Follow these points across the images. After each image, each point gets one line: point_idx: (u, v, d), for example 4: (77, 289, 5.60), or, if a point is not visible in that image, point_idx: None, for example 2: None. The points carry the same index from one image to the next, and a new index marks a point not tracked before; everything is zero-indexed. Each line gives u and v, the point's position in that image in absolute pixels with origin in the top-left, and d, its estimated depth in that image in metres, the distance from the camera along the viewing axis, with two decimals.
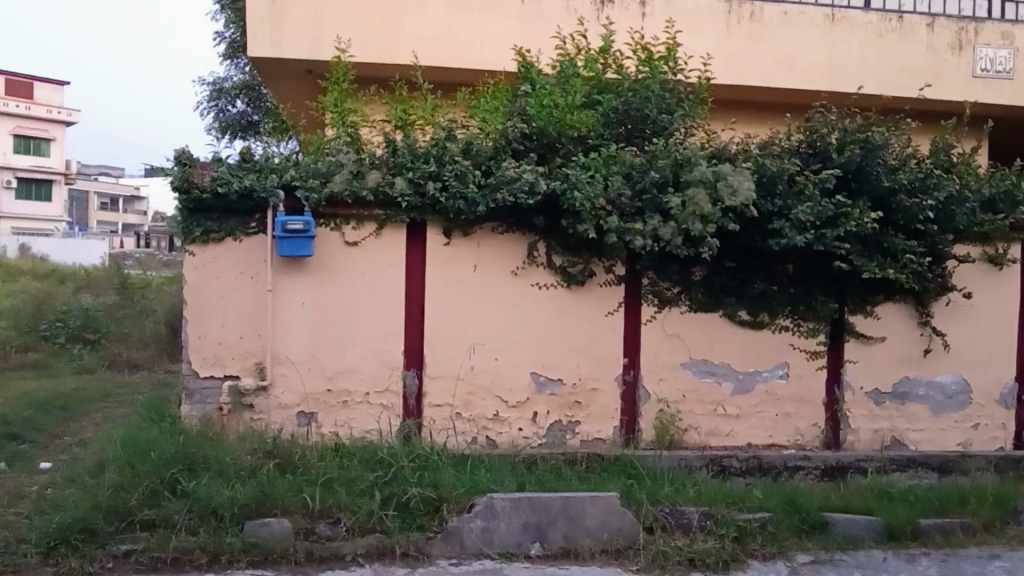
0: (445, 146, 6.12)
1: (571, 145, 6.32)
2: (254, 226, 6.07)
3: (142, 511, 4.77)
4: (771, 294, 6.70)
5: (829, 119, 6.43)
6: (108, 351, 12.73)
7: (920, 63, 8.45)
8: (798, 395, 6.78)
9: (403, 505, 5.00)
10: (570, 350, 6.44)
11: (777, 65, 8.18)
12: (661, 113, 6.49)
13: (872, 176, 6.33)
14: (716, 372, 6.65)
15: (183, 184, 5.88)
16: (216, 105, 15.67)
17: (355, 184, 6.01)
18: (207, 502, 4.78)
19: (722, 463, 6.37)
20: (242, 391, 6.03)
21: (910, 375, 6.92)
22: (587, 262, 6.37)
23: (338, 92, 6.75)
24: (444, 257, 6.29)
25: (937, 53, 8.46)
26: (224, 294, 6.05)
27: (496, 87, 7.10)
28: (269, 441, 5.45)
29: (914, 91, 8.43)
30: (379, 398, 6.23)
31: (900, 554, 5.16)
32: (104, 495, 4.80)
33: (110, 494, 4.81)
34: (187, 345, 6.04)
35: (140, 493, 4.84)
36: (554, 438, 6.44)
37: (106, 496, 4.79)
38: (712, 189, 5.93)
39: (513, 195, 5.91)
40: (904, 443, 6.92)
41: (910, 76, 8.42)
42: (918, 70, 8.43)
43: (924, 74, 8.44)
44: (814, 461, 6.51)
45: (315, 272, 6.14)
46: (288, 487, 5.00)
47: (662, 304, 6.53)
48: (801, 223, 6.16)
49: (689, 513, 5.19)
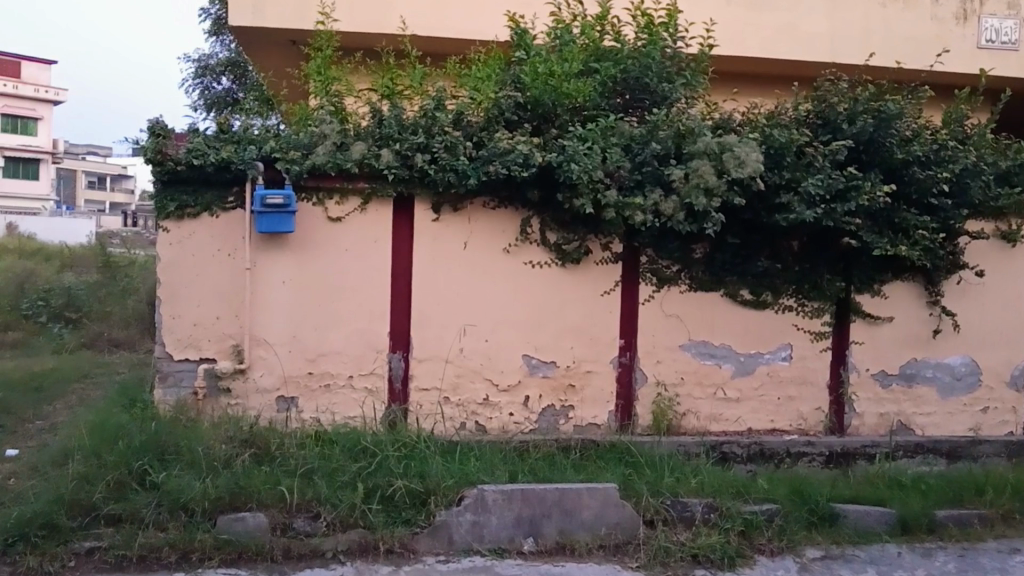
0: (434, 116, 5.74)
1: (568, 115, 5.94)
2: (232, 200, 5.70)
3: (107, 505, 4.46)
4: (775, 273, 6.40)
5: (841, 88, 6.21)
6: (88, 330, 12.31)
7: (926, 34, 8.09)
8: (800, 377, 6.51)
9: (387, 498, 4.69)
10: (565, 331, 6.12)
11: (781, 36, 7.84)
12: (662, 82, 6.14)
13: (884, 148, 6.13)
14: (716, 355, 6.35)
15: (157, 156, 5.51)
16: (200, 81, 15.19)
17: (338, 156, 5.65)
18: (176, 496, 4.47)
19: (723, 450, 6.12)
20: (219, 374, 5.70)
21: (917, 357, 6.66)
22: (583, 239, 6.04)
23: (321, 59, 6.35)
24: (433, 234, 5.94)
25: (945, 24, 8.11)
26: (201, 272, 5.69)
27: (487, 55, 6.67)
28: (246, 430, 5.11)
29: (923, 64, 8.08)
30: (363, 382, 5.91)
31: (915, 548, 4.92)
32: (67, 487, 4.49)
33: (73, 487, 4.49)
34: (161, 326, 5.68)
35: (105, 485, 4.53)
36: (546, 423, 6.14)
37: (69, 489, 4.48)
38: (717, 161, 5.64)
39: (506, 168, 5.59)
40: (910, 428, 6.68)
41: (917, 48, 8.08)
42: (925, 42, 8.09)
43: (931, 46, 8.09)
44: (818, 447, 6.27)
45: (297, 250, 5.78)
46: (265, 478, 4.70)
47: (661, 283, 6.23)
48: (810, 197, 5.90)
49: (692, 505, 4.92)
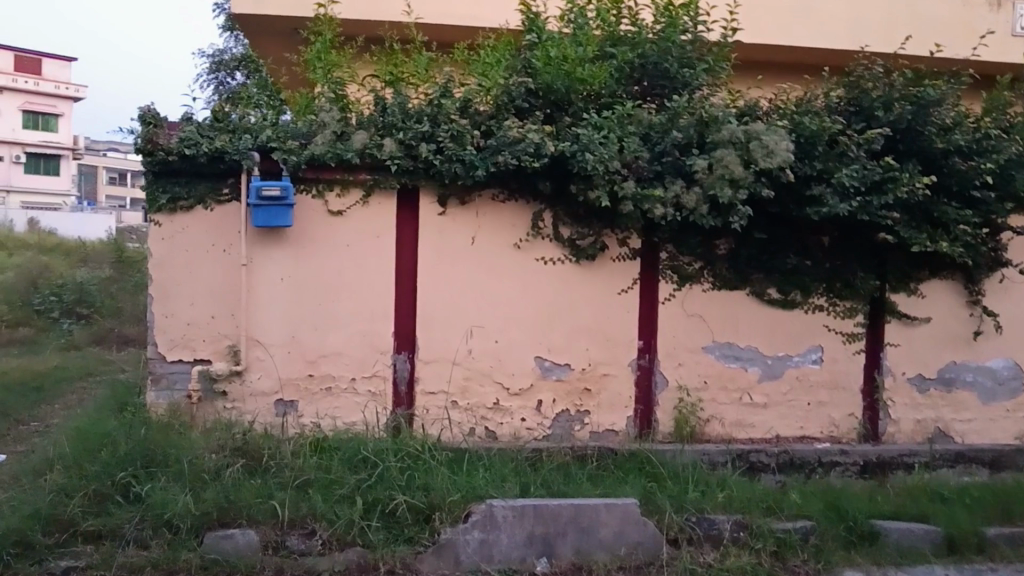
0: (440, 104, 5.38)
1: (582, 102, 5.56)
2: (227, 192, 5.38)
3: (86, 520, 4.17)
4: (804, 270, 6.00)
5: (876, 72, 5.82)
6: (98, 326, 12.11)
7: (960, 21, 7.65)
8: (832, 381, 6.10)
9: (389, 514, 4.35)
10: (581, 331, 5.75)
11: (807, 22, 7.42)
12: (683, 67, 5.73)
13: (923, 136, 5.73)
14: (741, 357, 5.96)
15: (147, 146, 5.18)
16: (216, 77, 14.94)
17: (339, 146, 5.31)
18: (159, 512, 4.17)
19: (751, 459, 5.75)
20: (213, 376, 5.36)
21: (957, 359, 6.26)
22: (599, 234, 5.67)
23: (322, 43, 5.94)
24: (439, 228, 5.59)
25: (975, 9, 7.66)
26: (194, 269, 5.38)
27: (498, 41, 6.24)
28: (238, 438, 4.75)
29: (958, 54, 7.65)
30: (367, 385, 5.56)
31: (963, 570, 4.77)
32: (44, 501, 4.22)
33: (50, 500, 4.22)
34: (153, 326, 5.37)
35: (84, 498, 4.26)
36: (560, 430, 5.76)
37: (45, 503, 4.21)
38: (743, 150, 5.26)
39: (516, 158, 5.23)
40: (950, 435, 6.29)
41: (951, 35, 7.64)
42: (958, 29, 7.65)
43: (965, 34, 7.65)
44: (852, 456, 5.91)
45: (295, 244, 5.45)
46: (257, 491, 4.38)
47: (682, 281, 5.84)
48: (844, 189, 5.51)
49: (720, 522, 4.73)
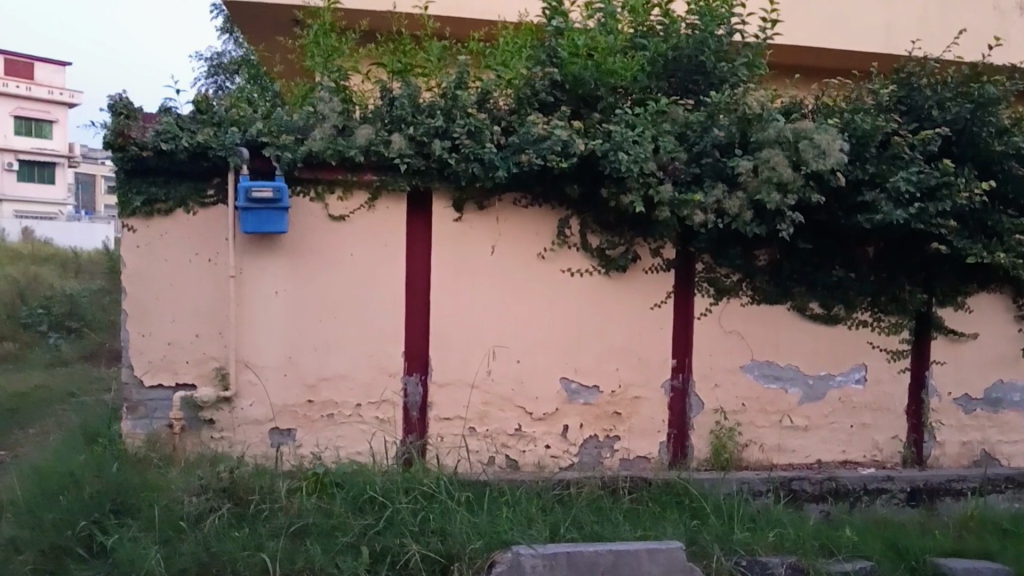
0: (455, 96, 4.85)
1: (612, 96, 5.03)
2: (211, 194, 4.84)
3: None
4: (849, 283, 5.47)
5: (930, 67, 5.31)
6: (89, 341, 11.48)
7: (995, 23, 7.21)
8: (877, 403, 5.56)
9: (401, 564, 3.80)
10: (609, 349, 5.21)
11: (839, 23, 6.93)
12: (720, 61, 5.21)
13: (980, 137, 5.22)
14: (781, 377, 5.42)
15: (117, 140, 4.64)
16: (214, 81, 14.45)
17: (340, 142, 4.78)
18: (124, 567, 3.69)
19: (793, 487, 5.21)
20: (199, 404, 4.82)
21: (1005, 378, 5.73)
22: (631, 243, 5.13)
23: (320, 28, 5.54)
24: (454, 236, 5.05)
25: (1007, 14, 7.23)
26: (180, 283, 4.83)
27: (515, 32, 5.73)
28: (224, 476, 4.17)
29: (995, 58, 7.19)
30: (374, 411, 5.01)
31: None
32: None
33: None
34: (128, 347, 4.81)
35: (37, 554, 3.77)
36: (587, 457, 5.22)
37: None
38: (792, 150, 4.74)
39: (540, 157, 4.71)
40: (997, 458, 5.76)
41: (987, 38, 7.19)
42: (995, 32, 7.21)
43: (1002, 36, 7.21)
44: (899, 483, 5.37)
45: (293, 254, 4.91)
46: (242, 542, 3.83)
47: (719, 295, 5.31)
48: (899, 195, 4.98)
49: (773, 565, 4.20)
